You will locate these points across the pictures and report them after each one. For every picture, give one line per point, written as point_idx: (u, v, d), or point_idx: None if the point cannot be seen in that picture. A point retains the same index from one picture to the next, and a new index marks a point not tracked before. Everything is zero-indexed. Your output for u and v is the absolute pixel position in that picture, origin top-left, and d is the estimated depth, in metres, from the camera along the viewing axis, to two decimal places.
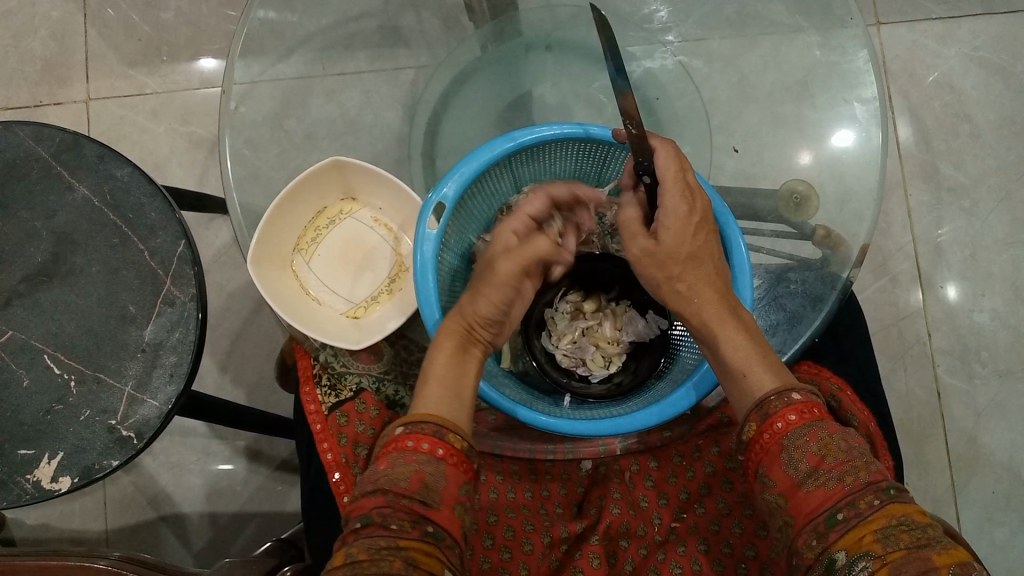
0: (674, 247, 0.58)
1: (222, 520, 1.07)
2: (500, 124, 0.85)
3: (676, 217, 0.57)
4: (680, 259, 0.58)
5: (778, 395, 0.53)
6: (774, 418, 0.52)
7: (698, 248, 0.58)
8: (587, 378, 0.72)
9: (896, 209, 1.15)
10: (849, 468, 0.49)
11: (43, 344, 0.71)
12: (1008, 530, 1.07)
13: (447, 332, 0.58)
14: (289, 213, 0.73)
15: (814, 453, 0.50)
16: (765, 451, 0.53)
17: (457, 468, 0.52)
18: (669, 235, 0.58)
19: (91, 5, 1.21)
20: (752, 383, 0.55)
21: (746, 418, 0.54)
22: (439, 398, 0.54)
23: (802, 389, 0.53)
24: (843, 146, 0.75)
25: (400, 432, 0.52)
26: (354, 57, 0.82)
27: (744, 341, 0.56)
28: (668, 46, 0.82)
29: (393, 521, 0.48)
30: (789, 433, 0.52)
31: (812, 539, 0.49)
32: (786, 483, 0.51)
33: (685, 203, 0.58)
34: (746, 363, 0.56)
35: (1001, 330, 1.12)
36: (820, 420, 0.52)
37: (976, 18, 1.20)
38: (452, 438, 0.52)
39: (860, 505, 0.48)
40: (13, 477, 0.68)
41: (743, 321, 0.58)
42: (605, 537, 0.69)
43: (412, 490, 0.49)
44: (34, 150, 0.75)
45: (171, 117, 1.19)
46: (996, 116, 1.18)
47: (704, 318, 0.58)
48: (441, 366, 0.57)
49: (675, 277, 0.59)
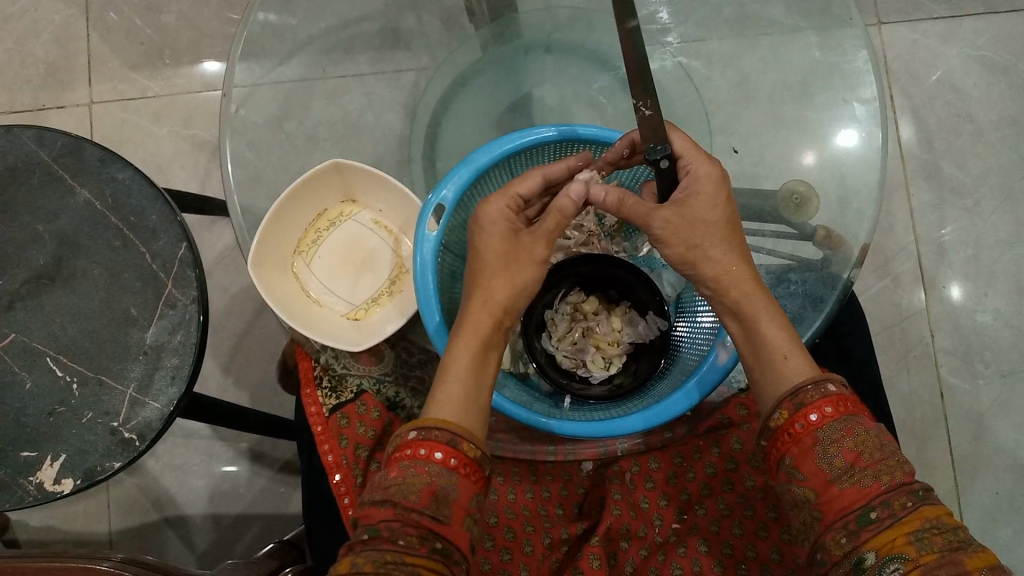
0: (703, 213, 0.57)
1: (226, 521, 1.08)
2: (500, 126, 0.85)
3: (709, 187, 0.57)
4: (711, 225, 0.57)
5: (814, 385, 0.51)
6: (808, 408, 0.51)
7: (725, 215, 0.58)
8: (588, 379, 0.71)
9: (898, 209, 1.15)
10: (884, 468, 0.48)
11: (45, 347, 0.71)
12: (1012, 530, 1.06)
13: (474, 327, 0.57)
14: (291, 216, 0.74)
15: (850, 449, 0.49)
16: (794, 442, 0.51)
17: (469, 479, 0.51)
18: (701, 200, 0.57)
19: (93, 9, 1.22)
20: (789, 368, 0.54)
21: (776, 406, 0.53)
22: (464, 404, 0.53)
23: (836, 380, 0.52)
24: (846, 146, 0.74)
25: (412, 437, 0.51)
26: (355, 61, 0.82)
27: (781, 325, 0.56)
28: (668, 48, 0.82)
29: (402, 536, 0.47)
30: (824, 427, 0.50)
31: (841, 536, 0.48)
32: (818, 479, 0.50)
33: (717, 168, 0.58)
34: (786, 348, 0.54)
35: (1004, 329, 1.12)
36: (854, 414, 0.51)
37: (978, 18, 1.20)
38: (466, 447, 0.51)
39: (894, 506, 0.47)
40: (17, 479, 0.68)
41: (767, 295, 0.57)
42: (605, 538, 0.68)
43: (422, 505, 0.48)
44: (36, 153, 0.75)
45: (174, 120, 1.19)
46: (998, 115, 1.17)
47: (745, 288, 0.57)
48: (466, 366, 0.55)
49: (698, 245, 0.57)
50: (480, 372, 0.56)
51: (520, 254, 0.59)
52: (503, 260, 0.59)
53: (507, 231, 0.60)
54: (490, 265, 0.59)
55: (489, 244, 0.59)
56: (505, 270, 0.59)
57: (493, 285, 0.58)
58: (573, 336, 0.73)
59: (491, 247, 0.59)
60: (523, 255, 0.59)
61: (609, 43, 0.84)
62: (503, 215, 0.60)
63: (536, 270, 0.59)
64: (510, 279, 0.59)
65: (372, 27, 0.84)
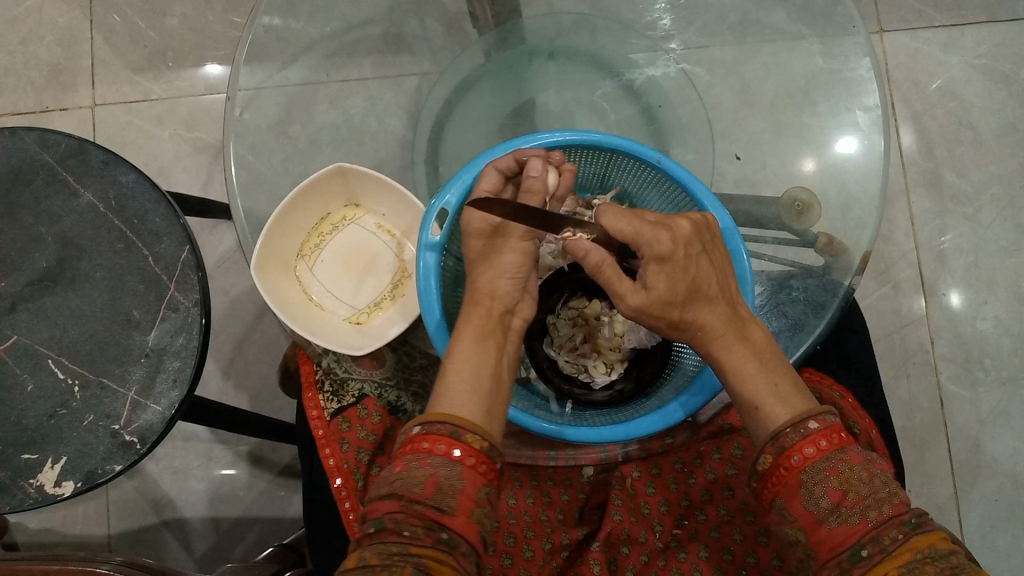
0: (668, 290, 0.54)
1: (225, 525, 1.07)
2: (502, 132, 0.85)
3: (661, 260, 0.54)
4: (676, 304, 0.55)
5: (793, 428, 0.51)
6: (790, 451, 0.51)
7: (705, 273, 0.56)
8: (590, 385, 0.72)
9: (899, 217, 1.15)
10: (872, 503, 0.48)
11: (46, 349, 0.71)
12: (1012, 539, 1.06)
13: (469, 321, 0.57)
14: (295, 219, 0.74)
15: (835, 488, 0.49)
16: (782, 484, 0.51)
17: (477, 470, 0.48)
18: (659, 280, 0.54)
19: (97, 12, 1.22)
20: (765, 415, 0.53)
21: (760, 450, 0.53)
22: (461, 393, 0.52)
23: (818, 416, 0.51)
24: (846, 153, 0.75)
25: (417, 432, 0.50)
26: (358, 65, 0.84)
27: (754, 370, 0.55)
28: (671, 55, 0.83)
29: (406, 527, 0.45)
30: (807, 468, 0.50)
31: (836, 575, 0.47)
32: (807, 519, 0.50)
33: (666, 237, 0.55)
34: (758, 395, 0.54)
35: (1004, 337, 1.12)
36: (839, 449, 0.50)
37: (979, 26, 1.20)
38: (470, 438, 0.49)
39: (884, 540, 0.46)
40: (18, 482, 0.68)
41: (750, 349, 0.56)
42: (606, 544, 0.68)
43: (426, 495, 0.47)
44: (39, 155, 0.75)
45: (176, 122, 1.20)
46: (998, 123, 1.18)
47: (711, 351, 0.56)
48: (463, 358, 0.55)
49: (676, 320, 0.56)
50: (479, 358, 0.55)
51: (496, 242, 0.61)
52: (482, 258, 0.61)
53: (484, 226, 0.61)
54: (474, 265, 0.61)
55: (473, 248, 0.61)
56: (488, 261, 0.60)
57: (478, 277, 0.60)
58: (574, 341, 0.73)
59: (473, 248, 0.61)
60: (499, 241, 0.61)
61: (613, 50, 0.84)
62: (483, 214, 0.62)
63: (517, 251, 0.61)
64: (492, 266, 0.60)
65: (377, 31, 0.84)
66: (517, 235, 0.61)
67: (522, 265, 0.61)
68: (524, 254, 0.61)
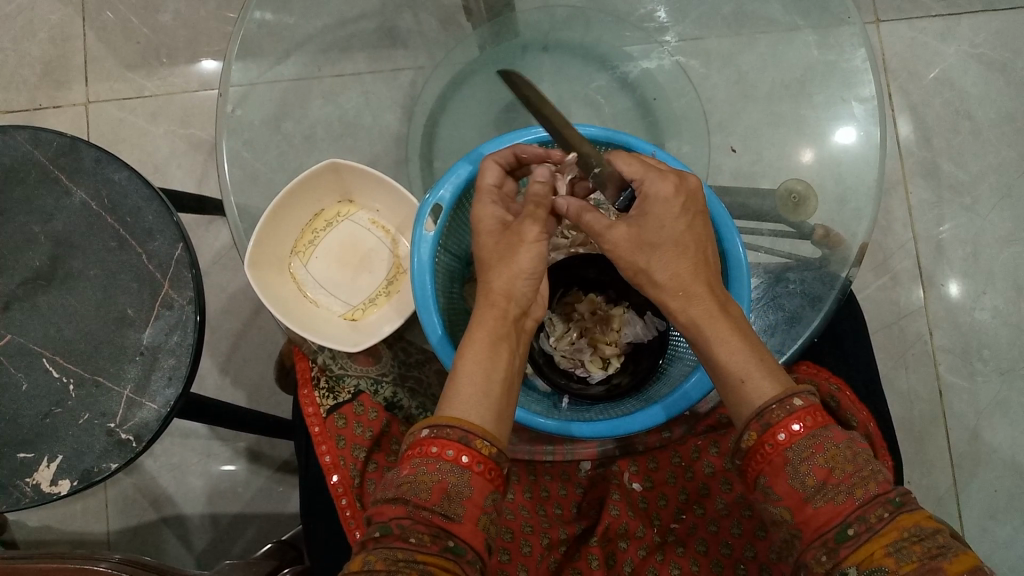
0: (672, 234, 0.56)
1: (224, 521, 1.07)
2: (498, 125, 0.85)
3: (662, 200, 0.56)
4: (659, 247, 0.56)
5: (779, 404, 0.49)
6: (776, 428, 0.49)
7: (686, 227, 0.56)
8: (586, 379, 0.71)
9: (897, 208, 1.15)
10: (858, 481, 0.47)
11: (41, 347, 0.71)
12: (1011, 530, 1.06)
13: (483, 321, 0.56)
14: (289, 216, 0.74)
15: (821, 466, 0.47)
16: (766, 461, 0.49)
17: (484, 477, 0.48)
18: (652, 220, 0.56)
19: (90, 8, 1.21)
20: (750, 391, 0.51)
21: (744, 427, 0.50)
22: (470, 400, 0.51)
23: (802, 393, 0.49)
24: (845, 144, 0.74)
25: (425, 435, 0.49)
26: (352, 59, 0.82)
27: (740, 342, 0.52)
28: (666, 46, 0.83)
29: (413, 533, 0.45)
30: (793, 445, 0.48)
31: (821, 554, 0.46)
32: (793, 498, 0.48)
33: (669, 184, 0.56)
34: (744, 370, 0.51)
35: (1003, 327, 1.12)
36: (824, 427, 0.49)
37: (976, 16, 1.20)
38: (480, 445, 0.48)
39: (871, 518, 0.45)
40: (13, 481, 0.68)
41: (748, 327, 0.54)
42: (604, 538, 0.69)
43: (433, 502, 0.47)
44: (31, 153, 0.75)
45: (170, 119, 1.19)
46: (996, 113, 1.17)
47: (696, 319, 0.54)
48: (474, 362, 0.53)
49: (642, 268, 0.56)
50: (491, 364, 0.53)
51: (510, 242, 0.59)
52: (494, 253, 0.59)
53: (494, 223, 0.61)
54: (485, 261, 0.59)
55: (484, 242, 0.60)
56: (502, 260, 0.58)
57: (493, 278, 0.58)
58: (571, 335, 0.73)
59: (486, 245, 0.60)
60: (514, 238, 0.58)
61: (607, 43, 0.84)
62: (495, 214, 0.61)
63: (533, 251, 0.58)
64: (506, 266, 0.58)
65: (371, 24, 0.84)
66: (531, 234, 0.58)
67: (539, 264, 0.58)
68: (540, 253, 0.59)
